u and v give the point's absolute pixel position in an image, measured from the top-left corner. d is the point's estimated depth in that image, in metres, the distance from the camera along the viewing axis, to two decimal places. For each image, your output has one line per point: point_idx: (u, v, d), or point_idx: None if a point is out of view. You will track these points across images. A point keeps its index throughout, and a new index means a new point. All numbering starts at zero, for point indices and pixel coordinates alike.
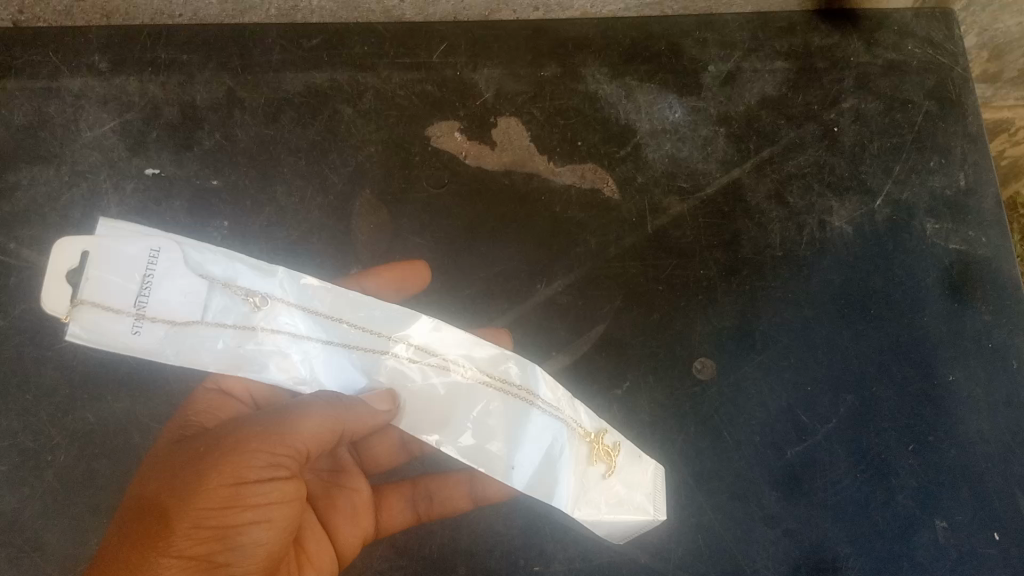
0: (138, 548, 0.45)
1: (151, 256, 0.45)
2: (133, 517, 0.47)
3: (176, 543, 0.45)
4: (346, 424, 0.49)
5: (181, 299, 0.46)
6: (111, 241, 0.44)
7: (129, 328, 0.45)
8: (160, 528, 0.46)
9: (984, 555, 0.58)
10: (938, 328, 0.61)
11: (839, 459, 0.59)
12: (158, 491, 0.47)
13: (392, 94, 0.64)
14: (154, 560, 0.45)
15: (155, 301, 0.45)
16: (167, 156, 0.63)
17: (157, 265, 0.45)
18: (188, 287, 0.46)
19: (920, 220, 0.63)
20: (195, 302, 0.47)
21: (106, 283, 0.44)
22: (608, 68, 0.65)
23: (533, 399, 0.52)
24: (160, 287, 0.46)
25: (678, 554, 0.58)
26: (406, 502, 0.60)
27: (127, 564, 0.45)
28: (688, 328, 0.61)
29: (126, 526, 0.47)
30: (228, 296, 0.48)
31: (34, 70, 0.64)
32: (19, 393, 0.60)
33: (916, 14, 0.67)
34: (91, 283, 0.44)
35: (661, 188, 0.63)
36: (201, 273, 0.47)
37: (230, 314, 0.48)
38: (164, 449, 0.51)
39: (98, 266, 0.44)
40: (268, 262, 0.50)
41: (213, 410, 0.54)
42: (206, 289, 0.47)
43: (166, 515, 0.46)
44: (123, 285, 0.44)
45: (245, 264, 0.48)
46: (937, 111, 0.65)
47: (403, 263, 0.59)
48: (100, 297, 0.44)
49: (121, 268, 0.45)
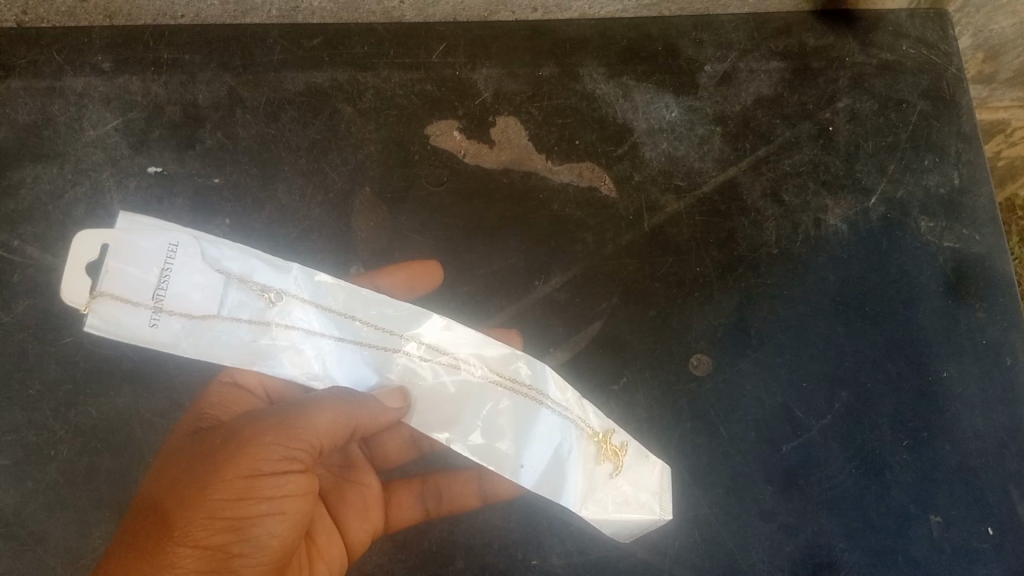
0: (154, 538, 0.46)
1: (169, 251, 0.47)
2: (150, 507, 0.48)
3: (192, 533, 0.46)
4: (361, 421, 0.49)
5: (197, 293, 0.48)
6: (129, 235, 0.46)
7: (146, 321, 0.47)
8: (176, 518, 0.46)
9: (978, 549, 0.58)
10: (931, 326, 0.62)
11: (834, 455, 0.60)
12: (175, 483, 0.48)
13: (392, 93, 0.65)
14: (170, 549, 0.45)
15: (172, 294, 0.47)
16: (170, 154, 0.64)
17: (174, 260, 0.47)
18: (205, 282, 0.48)
19: (914, 218, 0.64)
20: (211, 296, 0.48)
21: (124, 276, 0.46)
22: (605, 67, 0.66)
23: (542, 399, 0.52)
24: (178, 280, 0.47)
25: (675, 547, 0.58)
26: (415, 498, 0.60)
27: (143, 553, 0.45)
28: (685, 325, 0.62)
29: (144, 516, 0.48)
30: (243, 292, 0.49)
31: (38, 70, 0.64)
32: (23, 389, 0.60)
33: (911, 14, 0.68)
34: (110, 275, 0.46)
35: (658, 186, 0.64)
36: (218, 268, 0.48)
37: (245, 310, 0.49)
38: (180, 441, 0.52)
39: (116, 259, 0.46)
40: (283, 259, 0.51)
41: (228, 404, 0.55)
42: (222, 285, 0.48)
43: (182, 506, 0.46)
44: (142, 277, 0.46)
45: (261, 261, 0.50)
46: (931, 111, 0.66)
47: (416, 263, 0.60)
48: (119, 291, 0.46)
49: (140, 262, 0.47)
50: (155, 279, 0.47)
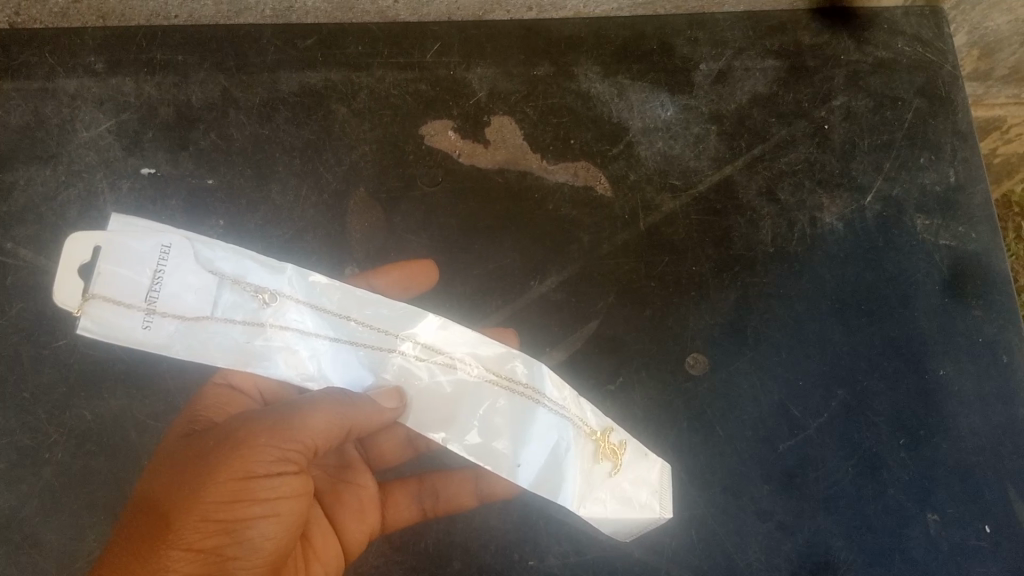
0: (147, 541, 0.46)
1: (162, 252, 0.47)
2: (143, 510, 0.48)
3: (185, 536, 0.46)
4: (356, 421, 0.49)
5: (190, 294, 0.47)
6: (122, 236, 0.46)
7: (139, 323, 0.46)
8: (169, 521, 0.46)
9: (975, 547, 0.58)
10: (928, 324, 0.62)
11: (831, 454, 0.60)
12: (167, 486, 0.47)
13: (386, 93, 0.65)
14: (163, 553, 0.45)
15: (166, 296, 0.47)
16: (164, 155, 0.63)
17: (168, 261, 0.47)
18: (198, 283, 0.48)
19: (910, 217, 0.64)
20: (205, 297, 0.48)
21: (116, 278, 0.46)
22: (600, 67, 0.66)
23: (539, 398, 0.52)
24: (171, 282, 0.47)
25: (672, 548, 0.58)
26: (412, 498, 0.60)
27: (136, 557, 0.45)
28: (681, 324, 0.62)
29: (137, 519, 0.47)
30: (237, 293, 0.49)
31: (31, 71, 0.64)
32: (17, 392, 0.60)
33: (907, 12, 0.67)
34: (102, 277, 0.46)
35: (654, 185, 0.64)
36: (212, 269, 0.48)
37: (239, 311, 0.49)
38: (174, 443, 0.52)
39: (109, 261, 0.46)
40: (277, 260, 0.51)
41: (223, 405, 0.55)
42: (215, 286, 0.48)
43: (175, 509, 0.46)
44: (134, 279, 0.46)
45: (255, 262, 0.50)
46: (927, 108, 0.66)
47: (411, 262, 0.60)
48: (111, 293, 0.46)
49: (133, 264, 0.46)
50: (148, 280, 0.46)
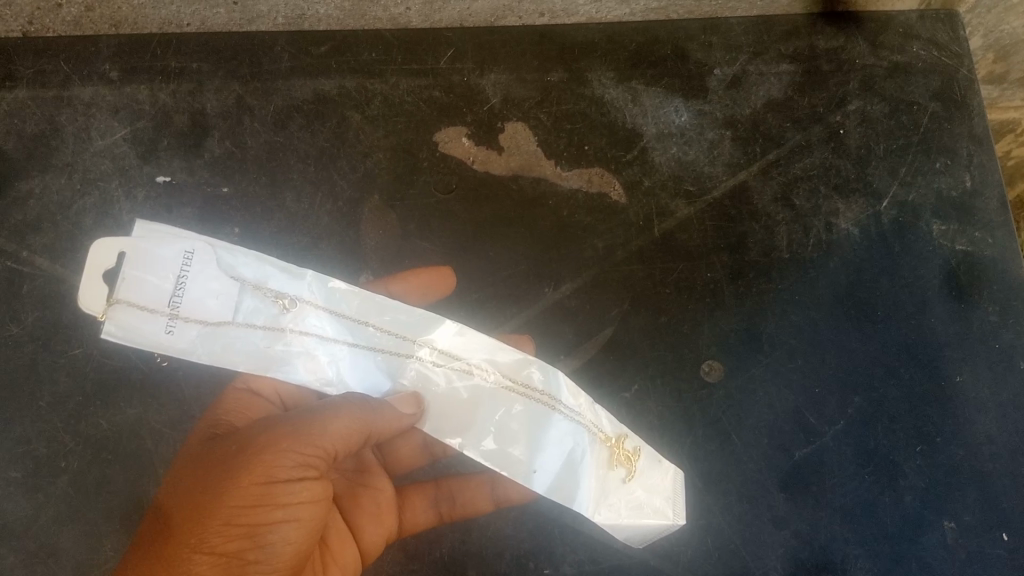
0: (172, 544, 0.46)
1: (184, 258, 0.47)
2: (166, 513, 0.48)
3: (208, 540, 0.46)
4: (374, 428, 0.49)
5: (212, 300, 0.48)
6: (145, 242, 0.47)
7: (162, 328, 0.47)
8: (192, 525, 0.46)
9: (992, 555, 0.58)
10: (944, 329, 0.61)
11: (847, 461, 0.59)
12: (190, 490, 0.48)
13: (400, 100, 0.65)
14: (187, 557, 0.45)
15: (188, 301, 0.47)
16: (178, 163, 0.64)
17: (190, 266, 0.47)
18: (220, 288, 0.48)
19: (926, 222, 0.63)
20: (227, 303, 0.48)
21: (141, 283, 0.46)
22: (614, 72, 0.65)
23: (555, 404, 0.51)
24: (193, 287, 0.47)
25: (688, 555, 0.58)
26: (429, 501, 0.60)
27: (160, 561, 0.46)
28: (696, 331, 0.61)
29: (161, 522, 0.48)
30: (258, 298, 0.49)
31: (46, 79, 0.64)
32: (33, 400, 0.60)
33: (922, 16, 0.67)
34: (126, 282, 0.46)
35: (668, 191, 0.64)
36: (233, 274, 0.48)
37: (259, 315, 0.49)
38: (197, 447, 0.52)
39: (133, 266, 0.46)
40: (298, 264, 0.50)
41: (243, 410, 0.55)
42: (237, 291, 0.48)
43: (197, 513, 0.46)
44: (158, 284, 0.47)
45: (276, 266, 0.49)
46: (942, 112, 0.65)
47: (428, 270, 0.60)
48: (136, 298, 0.46)
49: (156, 269, 0.47)
50: (170, 286, 0.47)
